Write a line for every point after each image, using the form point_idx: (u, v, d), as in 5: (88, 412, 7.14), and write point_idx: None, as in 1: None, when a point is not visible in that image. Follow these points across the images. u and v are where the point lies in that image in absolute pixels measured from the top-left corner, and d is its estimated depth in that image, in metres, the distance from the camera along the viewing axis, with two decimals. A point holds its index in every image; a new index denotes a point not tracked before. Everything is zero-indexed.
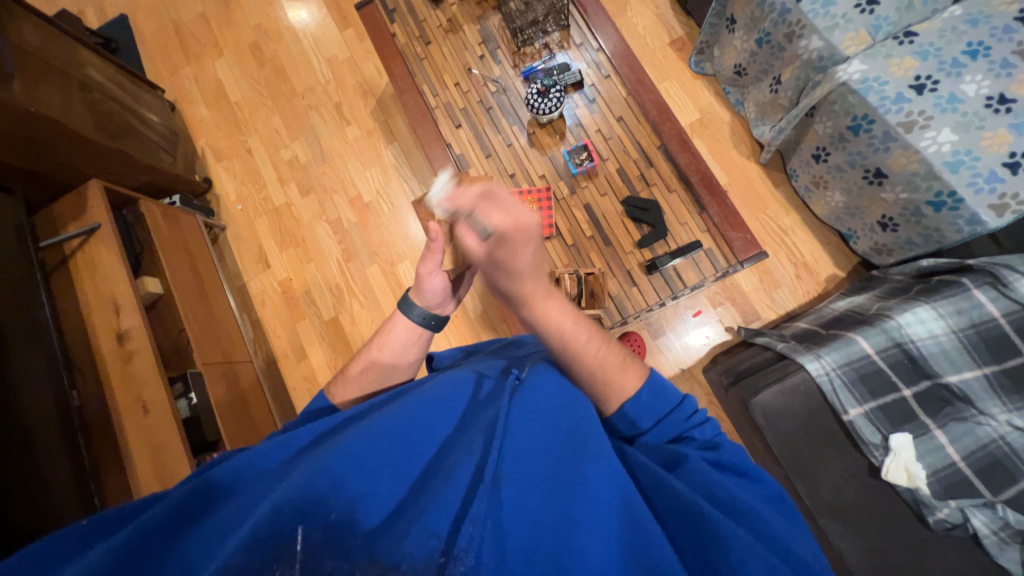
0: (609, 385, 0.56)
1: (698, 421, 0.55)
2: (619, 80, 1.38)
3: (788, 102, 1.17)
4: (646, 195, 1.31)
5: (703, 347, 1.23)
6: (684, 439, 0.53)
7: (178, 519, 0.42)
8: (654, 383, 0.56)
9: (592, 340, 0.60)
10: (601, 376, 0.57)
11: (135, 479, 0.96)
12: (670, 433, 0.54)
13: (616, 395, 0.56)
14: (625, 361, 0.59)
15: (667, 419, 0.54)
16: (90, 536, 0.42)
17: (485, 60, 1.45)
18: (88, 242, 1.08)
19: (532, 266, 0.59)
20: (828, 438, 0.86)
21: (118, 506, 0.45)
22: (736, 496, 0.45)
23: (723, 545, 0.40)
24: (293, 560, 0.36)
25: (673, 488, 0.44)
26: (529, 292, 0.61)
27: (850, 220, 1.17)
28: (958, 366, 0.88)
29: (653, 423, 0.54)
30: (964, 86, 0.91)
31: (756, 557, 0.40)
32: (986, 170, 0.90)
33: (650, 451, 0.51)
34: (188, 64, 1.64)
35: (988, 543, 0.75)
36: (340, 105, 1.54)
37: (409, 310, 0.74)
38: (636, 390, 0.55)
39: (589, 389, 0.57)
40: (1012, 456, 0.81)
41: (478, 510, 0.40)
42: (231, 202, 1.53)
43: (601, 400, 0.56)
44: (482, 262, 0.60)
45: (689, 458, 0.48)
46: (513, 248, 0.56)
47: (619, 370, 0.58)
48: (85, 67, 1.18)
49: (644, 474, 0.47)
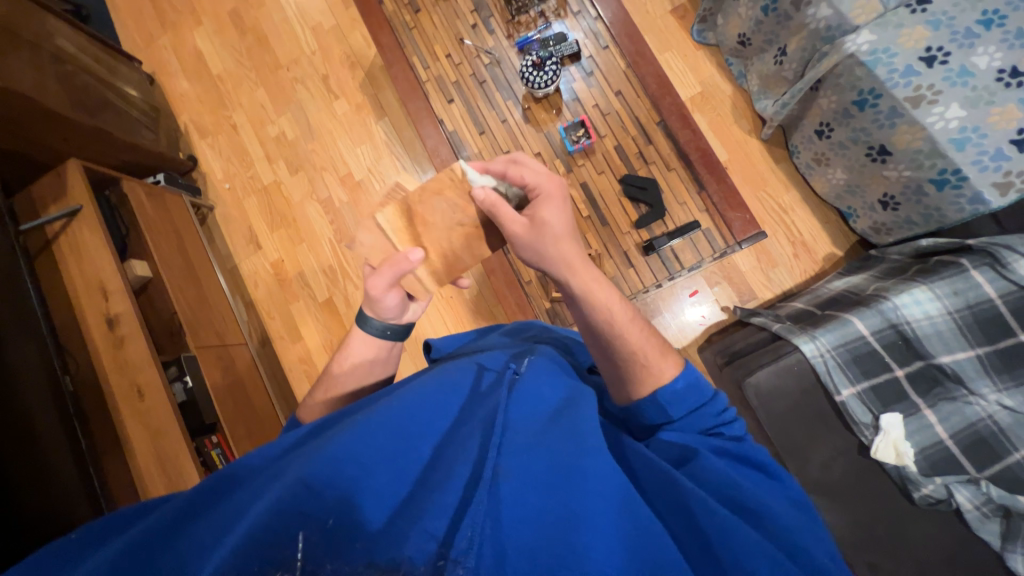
0: (646, 369, 0.55)
1: (729, 419, 0.54)
2: (617, 51, 1.32)
3: (793, 74, 1.13)
4: (644, 173, 1.27)
5: (698, 326, 1.23)
6: (712, 433, 0.52)
7: (175, 524, 0.41)
8: (691, 376, 0.55)
9: (634, 323, 0.58)
10: (642, 358, 0.56)
11: (136, 463, 0.97)
12: (701, 427, 0.53)
13: (652, 379, 0.55)
14: (665, 348, 0.58)
15: (697, 413, 0.53)
16: (89, 543, 0.42)
17: (478, 29, 1.38)
18: (71, 225, 1.05)
19: (565, 226, 0.60)
20: (820, 417, 0.87)
21: (118, 512, 0.44)
22: (747, 493, 0.45)
23: (724, 530, 0.41)
24: (293, 564, 0.35)
25: (676, 482, 0.45)
26: (568, 255, 0.60)
27: (850, 198, 1.15)
28: (950, 346, 0.89)
29: (684, 414, 0.53)
30: (975, 59, 0.88)
31: (766, 556, 0.40)
32: (993, 147, 0.88)
33: (657, 445, 0.52)
34: (165, 33, 1.56)
35: (970, 517, 0.77)
36: (327, 77, 1.48)
37: (364, 323, 0.71)
38: (673, 378, 0.54)
39: (627, 369, 0.56)
40: (999, 435, 0.83)
41: (477, 515, 0.40)
42: (218, 180, 1.48)
43: (634, 383, 0.55)
44: (524, 236, 0.59)
45: (701, 454, 0.48)
46: (546, 202, 0.60)
47: (658, 354, 0.57)
48: (54, 37, 1.11)
49: (649, 472, 0.47)
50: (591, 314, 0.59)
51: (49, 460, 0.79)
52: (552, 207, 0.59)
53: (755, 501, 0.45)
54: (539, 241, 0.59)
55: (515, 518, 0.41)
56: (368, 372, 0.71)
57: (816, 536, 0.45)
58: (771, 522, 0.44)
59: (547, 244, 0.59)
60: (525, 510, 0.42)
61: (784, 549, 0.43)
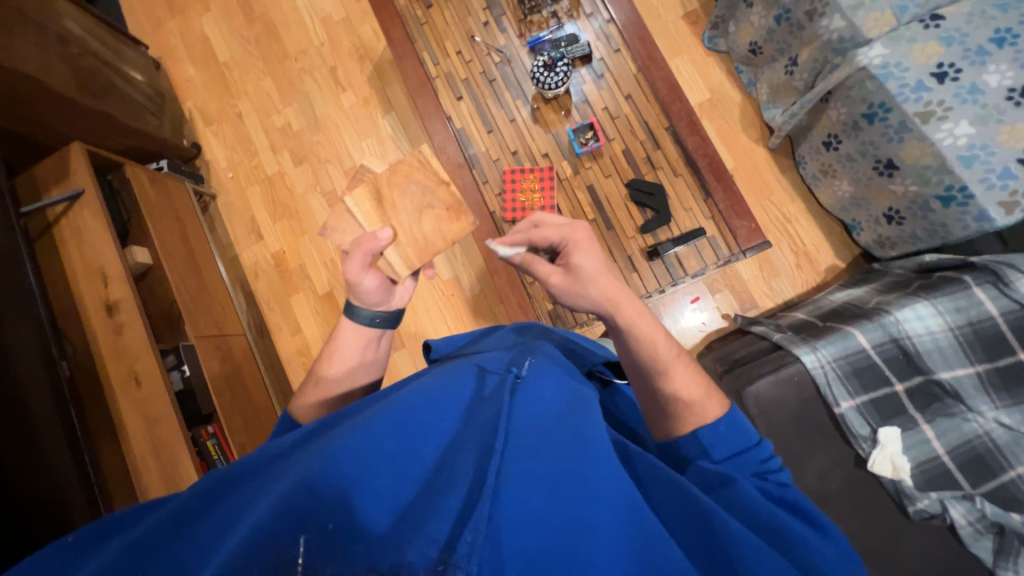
0: (688, 412, 0.56)
1: (775, 468, 0.52)
2: (628, 54, 1.32)
3: (803, 85, 1.13)
4: (651, 178, 1.27)
5: (698, 332, 1.24)
6: (759, 476, 0.52)
7: (175, 524, 0.40)
8: (733, 415, 0.55)
9: (677, 363, 0.58)
10: (683, 398, 0.56)
11: (130, 451, 0.96)
12: (752, 469, 0.52)
13: (694, 417, 0.55)
14: (708, 387, 0.58)
15: (743, 455, 0.53)
16: (91, 543, 0.41)
17: (489, 27, 1.37)
18: (73, 208, 1.04)
19: (600, 269, 0.59)
20: (819, 429, 0.87)
21: (116, 513, 0.44)
22: (781, 521, 0.46)
23: (744, 546, 0.41)
24: (294, 567, 0.35)
25: (694, 497, 0.45)
26: (609, 298, 0.60)
27: (855, 211, 1.15)
28: (950, 362, 0.89)
29: (727, 455, 0.53)
30: (986, 76, 0.88)
31: (768, 559, 0.41)
32: (1000, 166, 0.88)
33: (692, 472, 0.52)
34: (173, 17, 1.54)
35: (964, 533, 0.78)
36: (335, 69, 1.47)
37: (353, 313, 0.70)
38: (716, 417, 0.55)
39: (667, 408, 0.57)
40: (996, 452, 0.83)
41: (479, 519, 0.38)
42: (222, 169, 1.47)
43: (675, 420, 0.56)
44: (564, 287, 0.62)
45: (738, 481, 0.49)
46: (580, 254, 0.59)
47: (702, 392, 0.57)
48: (62, 18, 1.10)
49: (657, 482, 0.48)
50: (637, 350, 0.59)
51: (44, 446, 0.79)
52: (586, 257, 0.59)
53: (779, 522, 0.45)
54: (580, 286, 0.60)
55: (517, 523, 0.41)
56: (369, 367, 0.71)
57: (844, 571, 0.44)
58: (810, 557, 0.44)
59: (586, 290, 0.60)
60: (528, 513, 0.42)
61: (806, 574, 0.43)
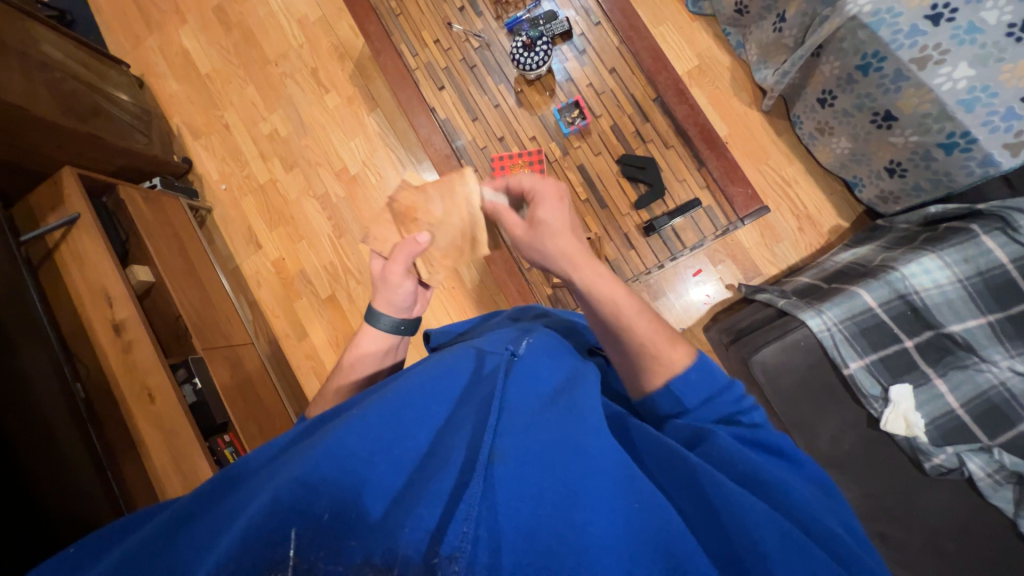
0: (654, 363, 0.56)
1: (748, 407, 0.52)
2: (610, 27, 1.28)
3: (793, 41, 1.09)
4: (642, 152, 1.24)
5: (703, 305, 1.22)
6: (733, 422, 0.52)
7: (167, 532, 0.40)
8: (703, 362, 0.55)
9: (642, 314, 0.59)
10: (651, 349, 0.56)
11: (152, 466, 0.98)
12: (718, 415, 0.52)
13: (663, 370, 0.55)
14: (674, 337, 0.58)
15: (714, 401, 0.53)
16: (85, 556, 0.41)
17: (466, 11, 1.34)
18: (71, 233, 1.05)
19: (559, 219, 0.65)
20: (826, 390, 0.86)
21: (109, 526, 0.44)
22: (761, 470, 0.45)
23: (733, 504, 0.41)
24: (285, 562, 0.36)
25: (684, 460, 0.44)
26: (566, 253, 0.64)
27: (856, 166, 1.13)
28: (961, 315, 0.87)
29: (699, 402, 0.53)
30: (984, 14, 0.81)
31: (773, 521, 0.40)
32: (1003, 107, 0.84)
33: (670, 429, 0.52)
34: (151, 34, 1.54)
35: (982, 486, 0.77)
36: (316, 70, 1.45)
37: (376, 320, 0.74)
38: (684, 367, 0.55)
39: (637, 364, 0.57)
40: (1012, 402, 0.82)
41: (470, 507, 0.39)
42: (214, 181, 1.48)
43: (645, 375, 0.56)
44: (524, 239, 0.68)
45: (715, 435, 0.48)
46: (540, 206, 0.66)
47: (667, 344, 0.57)
48: (42, 43, 1.11)
49: (653, 447, 0.48)
50: (597, 307, 0.61)
51: (70, 461, 0.82)
52: (547, 209, 0.65)
53: (768, 475, 0.44)
54: (537, 240, 0.66)
55: (514, 501, 0.41)
56: (379, 360, 0.74)
57: (830, 506, 0.46)
58: (797, 508, 0.43)
59: (549, 241, 0.65)
60: (523, 490, 0.41)
61: (798, 524, 0.42)
